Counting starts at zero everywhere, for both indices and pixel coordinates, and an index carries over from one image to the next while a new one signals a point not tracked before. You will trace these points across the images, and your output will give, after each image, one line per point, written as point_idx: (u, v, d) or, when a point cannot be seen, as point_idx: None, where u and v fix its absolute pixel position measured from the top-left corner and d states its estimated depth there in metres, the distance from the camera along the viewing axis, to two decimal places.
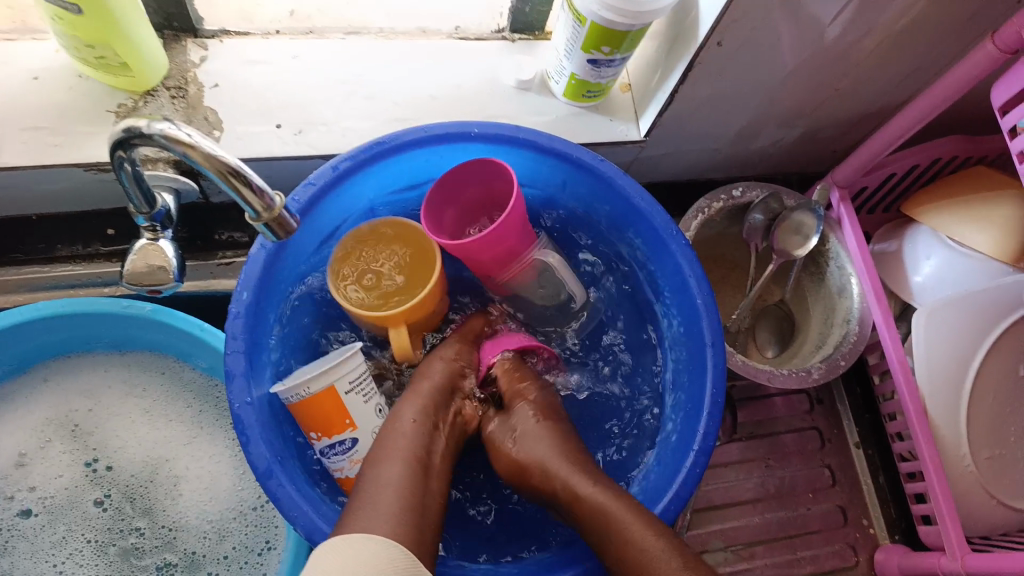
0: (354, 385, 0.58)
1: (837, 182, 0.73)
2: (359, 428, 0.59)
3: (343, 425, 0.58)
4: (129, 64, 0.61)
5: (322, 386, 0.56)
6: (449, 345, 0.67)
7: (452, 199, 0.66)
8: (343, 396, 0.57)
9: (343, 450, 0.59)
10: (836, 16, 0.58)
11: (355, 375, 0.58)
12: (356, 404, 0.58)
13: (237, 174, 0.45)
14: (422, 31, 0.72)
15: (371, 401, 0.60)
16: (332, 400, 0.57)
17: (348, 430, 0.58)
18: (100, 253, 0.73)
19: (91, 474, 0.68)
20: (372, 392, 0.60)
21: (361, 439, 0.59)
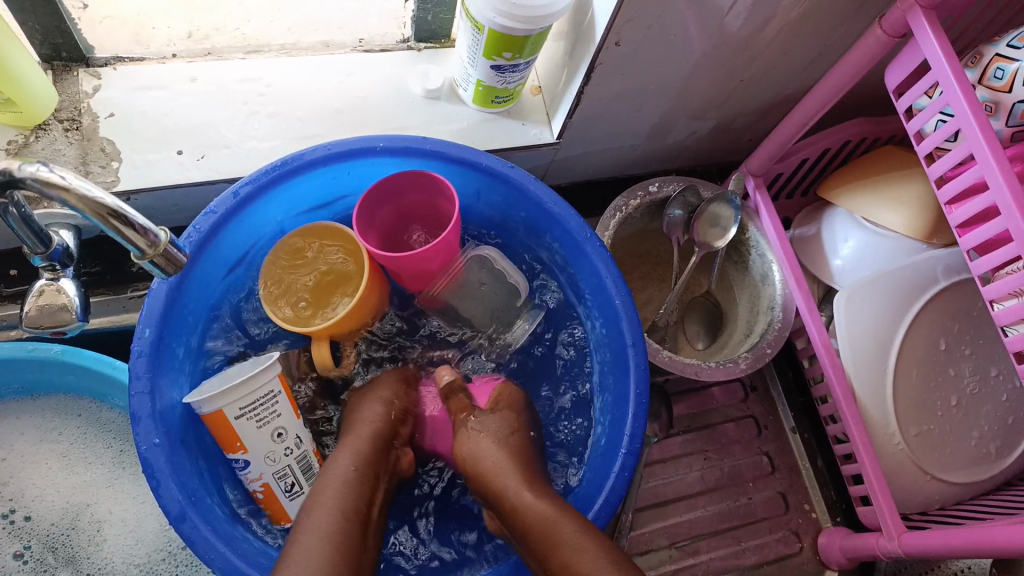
0: (245, 411, 0.54)
1: (752, 171, 0.73)
2: (250, 451, 0.55)
3: (233, 447, 0.55)
4: (14, 99, 0.59)
5: (210, 408, 0.53)
6: (388, 385, 0.65)
7: (370, 222, 0.64)
8: (233, 422, 0.54)
9: (240, 468, 0.57)
10: (733, 6, 0.59)
11: (248, 401, 0.54)
12: (249, 429, 0.55)
13: (121, 216, 0.44)
14: (325, 46, 0.71)
15: (269, 426, 0.55)
16: (220, 423, 0.54)
17: (239, 452, 0.55)
18: (4, 295, 0.69)
19: (8, 526, 0.66)
20: (274, 416, 0.56)
21: (254, 462, 0.56)
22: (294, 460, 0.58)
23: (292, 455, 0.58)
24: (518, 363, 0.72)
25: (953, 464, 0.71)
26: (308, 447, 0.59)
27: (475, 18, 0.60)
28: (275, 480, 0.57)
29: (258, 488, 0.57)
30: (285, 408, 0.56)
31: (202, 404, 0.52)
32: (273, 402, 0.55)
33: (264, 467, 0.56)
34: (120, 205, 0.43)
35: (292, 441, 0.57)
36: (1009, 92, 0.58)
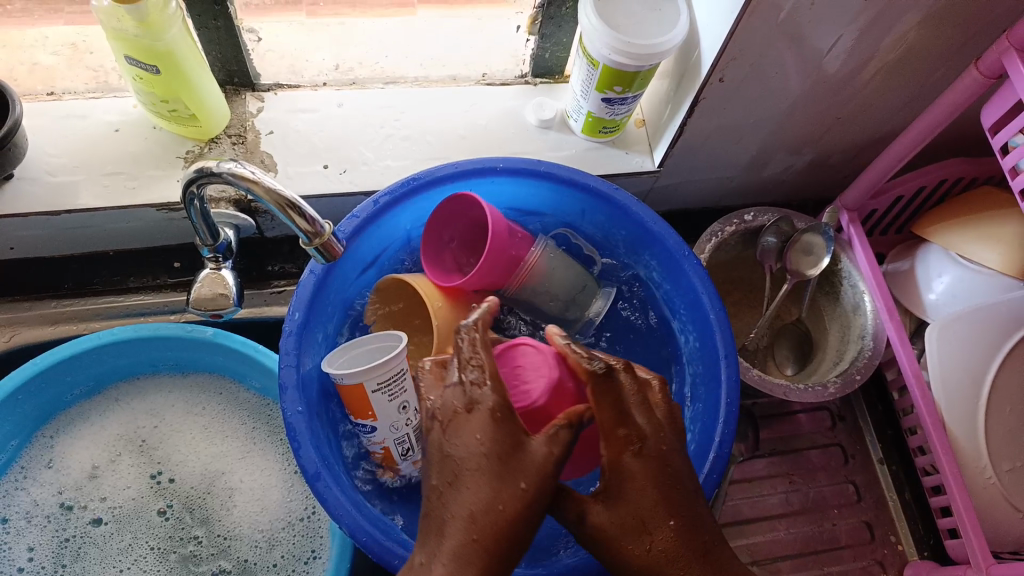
0: (381, 386, 0.61)
1: (847, 206, 0.77)
2: (379, 419, 0.62)
3: (366, 414, 0.62)
4: (197, 115, 0.70)
5: (353, 380, 0.59)
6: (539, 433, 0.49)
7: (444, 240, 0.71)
8: (370, 394, 0.60)
9: (365, 432, 0.64)
10: (833, 46, 0.64)
11: (385, 377, 0.60)
12: (381, 401, 0.61)
13: (294, 206, 0.54)
14: (452, 79, 0.80)
15: (397, 399, 0.63)
16: (357, 395, 0.60)
17: (369, 419, 0.62)
18: (168, 284, 0.80)
19: (155, 485, 0.75)
20: (402, 391, 0.63)
21: (379, 428, 0.63)
22: (411, 429, 0.65)
23: (411, 425, 0.65)
24: None
25: None
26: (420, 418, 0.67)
27: (590, 54, 0.68)
28: (395, 444, 0.65)
29: (378, 449, 0.65)
30: (408, 384, 0.64)
31: (346, 377, 0.59)
32: (402, 379, 0.62)
33: (388, 432, 0.64)
34: (292, 192, 0.54)
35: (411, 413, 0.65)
36: None
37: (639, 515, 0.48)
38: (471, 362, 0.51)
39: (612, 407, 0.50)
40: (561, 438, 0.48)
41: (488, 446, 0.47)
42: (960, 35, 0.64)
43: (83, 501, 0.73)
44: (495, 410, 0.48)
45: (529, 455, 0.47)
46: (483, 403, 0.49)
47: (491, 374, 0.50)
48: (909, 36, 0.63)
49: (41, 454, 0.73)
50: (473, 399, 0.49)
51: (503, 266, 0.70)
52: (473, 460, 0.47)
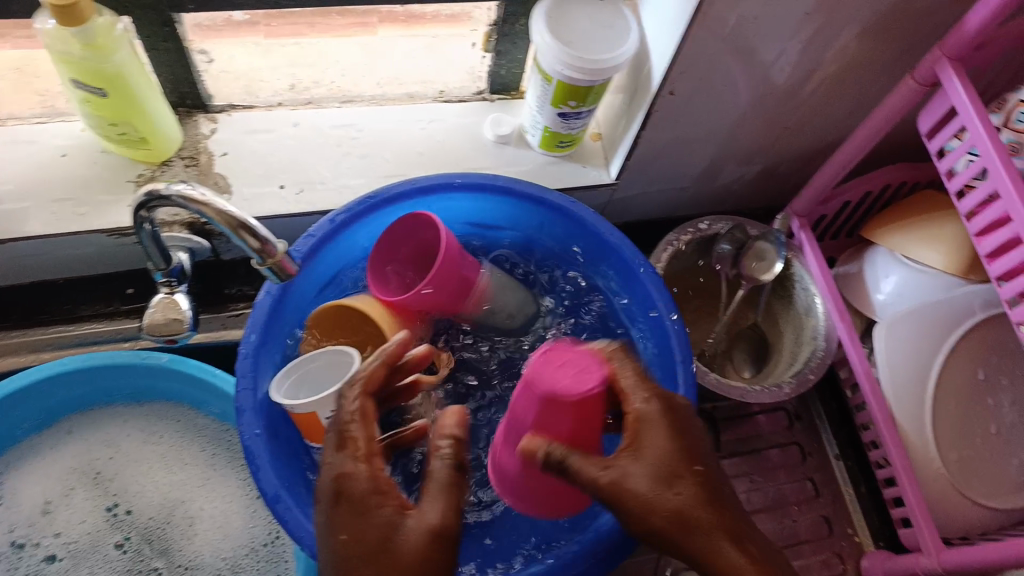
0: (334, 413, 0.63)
1: (797, 212, 0.80)
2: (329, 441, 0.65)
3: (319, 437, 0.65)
4: (148, 137, 0.69)
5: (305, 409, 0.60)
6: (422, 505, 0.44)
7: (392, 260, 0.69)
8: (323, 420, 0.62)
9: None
10: (777, 60, 0.66)
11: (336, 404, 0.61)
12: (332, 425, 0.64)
13: (246, 227, 0.54)
14: (410, 97, 0.80)
15: None
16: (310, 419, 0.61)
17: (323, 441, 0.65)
18: (121, 311, 0.79)
19: (112, 518, 0.73)
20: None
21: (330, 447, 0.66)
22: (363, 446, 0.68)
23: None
24: None
25: (995, 491, 0.74)
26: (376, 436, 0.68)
27: (544, 69, 0.69)
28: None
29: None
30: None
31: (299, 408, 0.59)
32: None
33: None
34: (244, 213, 0.54)
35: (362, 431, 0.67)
36: None
37: (670, 467, 0.46)
38: (347, 440, 0.48)
39: (667, 399, 0.50)
40: (437, 493, 0.44)
41: (361, 545, 0.44)
42: (894, 47, 0.67)
43: (36, 538, 0.71)
44: (359, 498, 0.46)
45: (401, 542, 0.43)
46: (351, 492, 0.46)
47: (366, 452, 0.48)
48: (847, 49, 0.66)
49: None
50: (342, 496, 0.46)
51: (450, 286, 0.68)
52: (342, 560, 0.44)
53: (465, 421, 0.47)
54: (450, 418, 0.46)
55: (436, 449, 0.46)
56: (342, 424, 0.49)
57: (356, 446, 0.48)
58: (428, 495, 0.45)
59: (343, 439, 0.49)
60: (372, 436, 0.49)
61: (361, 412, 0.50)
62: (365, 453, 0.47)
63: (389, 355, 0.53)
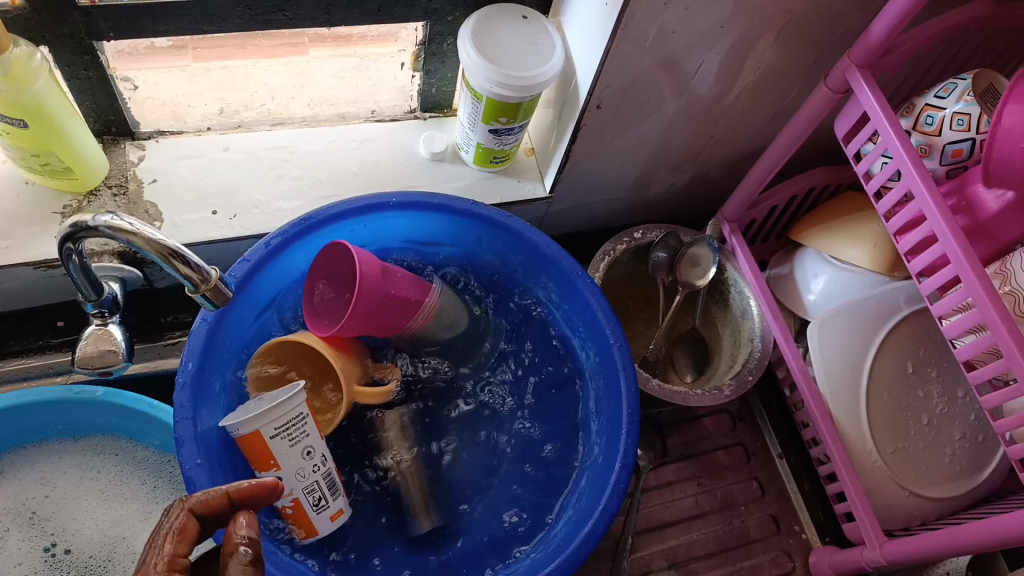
0: (280, 431, 0.57)
1: (727, 218, 0.82)
2: (283, 467, 0.58)
3: (269, 465, 0.58)
4: (72, 167, 0.68)
5: (248, 429, 0.56)
6: None
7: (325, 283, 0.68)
8: (269, 441, 0.57)
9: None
10: (699, 70, 0.68)
11: (282, 421, 0.57)
12: (281, 446, 0.58)
13: (177, 255, 0.53)
14: (341, 117, 0.81)
15: (300, 444, 0.59)
16: (257, 444, 0.57)
17: (272, 470, 0.58)
18: (52, 344, 0.77)
19: (50, 558, 0.71)
20: (304, 436, 0.59)
21: (285, 479, 0.59)
22: (321, 476, 0.61)
23: (319, 472, 0.61)
24: (516, 399, 0.76)
25: (931, 481, 0.76)
26: (330, 465, 0.63)
27: (474, 88, 0.69)
28: (305, 494, 0.60)
29: (288, 505, 0.60)
30: (312, 429, 0.60)
31: (240, 426, 0.55)
32: (303, 423, 0.59)
33: (295, 482, 0.59)
34: (176, 241, 0.53)
35: (319, 459, 0.61)
36: (939, 136, 0.64)
37: None
38: (150, 552, 0.44)
39: None
40: None
41: None
42: (809, 56, 0.70)
43: None
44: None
45: None
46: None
47: (167, 565, 0.43)
48: (765, 59, 0.69)
49: None
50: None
51: (375, 303, 0.65)
52: None
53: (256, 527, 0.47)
54: (242, 521, 0.46)
55: (232, 550, 0.45)
56: (154, 538, 0.44)
57: (155, 562, 0.43)
58: None
59: (147, 556, 0.44)
60: (178, 556, 0.44)
61: (177, 526, 0.45)
62: (163, 570, 0.43)
63: (238, 488, 0.48)
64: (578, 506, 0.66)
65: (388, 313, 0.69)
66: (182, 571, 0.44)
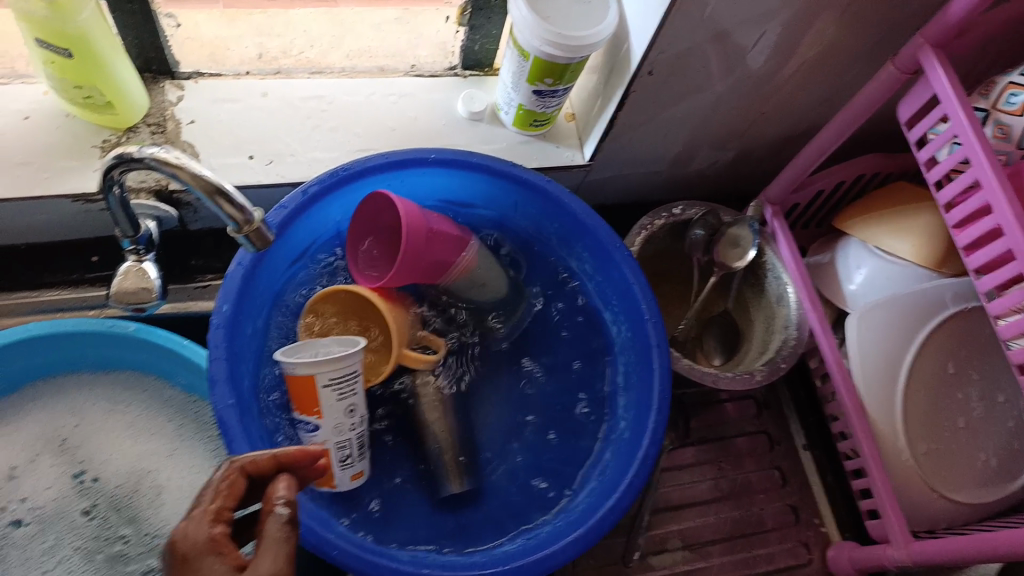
0: (334, 381, 0.60)
1: (770, 200, 0.79)
2: (325, 416, 0.61)
3: (311, 410, 0.61)
4: (114, 102, 0.68)
5: (304, 371, 0.59)
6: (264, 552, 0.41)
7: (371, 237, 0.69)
8: (320, 389, 0.60)
9: (308, 430, 0.63)
10: (757, 43, 0.65)
11: (338, 374, 0.60)
12: (331, 398, 0.61)
13: (220, 192, 0.53)
14: (381, 70, 0.79)
15: (346, 401, 0.62)
16: (307, 386, 0.60)
17: (314, 416, 0.61)
18: (86, 279, 0.77)
19: (78, 485, 0.73)
20: (352, 392, 0.62)
21: (323, 427, 0.62)
22: (355, 435, 0.64)
23: (355, 431, 0.64)
24: (543, 368, 0.76)
25: (961, 483, 0.73)
26: (364, 428, 0.66)
27: (520, 46, 0.67)
28: (336, 449, 0.63)
29: None
30: (360, 387, 0.63)
31: (297, 367, 0.58)
32: (354, 381, 0.62)
33: (331, 434, 0.62)
34: (220, 178, 0.53)
35: (358, 418, 0.64)
36: (1019, 116, 0.60)
37: None
38: (196, 503, 0.43)
39: None
40: (276, 541, 0.41)
41: None
42: (876, 34, 0.66)
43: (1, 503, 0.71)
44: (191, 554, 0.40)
45: None
46: (185, 543, 0.41)
47: (213, 514, 0.42)
48: (829, 32, 0.65)
49: None
50: (172, 550, 0.41)
51: (422, 243, 0.66)
52: None
53: (296, 489, 0.45)
54: (284, 484, 0.45)
55: (271, 508, 0.43)
56: (203, 490, 0.44)
57: (202, 511, 0.42)
58: (265, 552, 0.41)
59: (194, 507, 0.43)
60: (225, 511, 0.43)
61: (226, 480, 0.44)
62: (208, 520, 0.42)
63: (287, 451, 0.47)
64: (602, 480, 0.66)
65: (431, 249, 0.68)
66: (227, 525, 0.43)
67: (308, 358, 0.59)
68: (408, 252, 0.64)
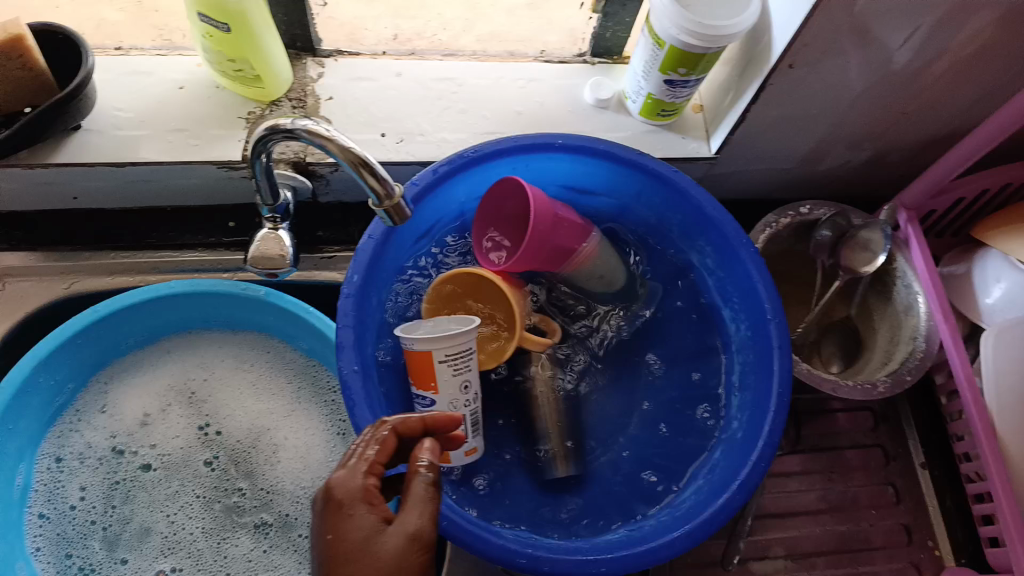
0: (449, 357, 0.61)
1: (905, 204, 0.75)
2: (440, 392, 0.63)
3: (428, 385, 0.63)
4: (261, 76, 0.71)
5: (422, 347, 0.60)
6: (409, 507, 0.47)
7: (496, 227, 0.72)
8: (436, 364, 0.61)
9: (425, 405, 0.65)
10: (907, 38, 0.62)
11: (454, 350, 0.62)
12: (447, 374, 0.62)
13: (366, 165, 0.55)
14: (510, 55, 0.80)
15: (461, 376, 0.63)
16: (423, 361, 0.61)
17: (430, 391, 0.63)
18: (222, 243, 0.81)
19: (203, 437, 0.77)
20: (466, 369, 0.63)
21: (439, 403, 0.63)
22: (469, 411, 0.65)
23: (470, 406, 0.65)
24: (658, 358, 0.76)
25: None
26: (478, 406, 0.66)
27: (657, 34, 0.66)
28: None
29: None
30: (474, 364, 0.64)
31: (416, 342, 0.60)
32: (469, 356, 0.63)
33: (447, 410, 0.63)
34: (363, 150, 0.54)
35: (473, 394, 0.65)
36: None
37: None
38: (352, 455, 0.49)
39: None
40: (418, 500, 0.47)
41: (344, 545, 0.46)
42: None
43: (135, 447, 0.76)
44: (345, 501, 0.47)
45: (382, 546, 0.45)
46: (343, 492, 0.47)
47: (367, 467, 0.48)
48: (990, 30, 0.61)
49: (95, 399, 0.76)
50: (331, 495, 0.47)
51: (547, 226, 0.68)
52: (335, 558, 0.45)
53: (439, 453, 0.50)
54: (426, 447, 0.50)
55: (417, 470, 0.48)
56: (358, 445, 0.49)
57: (357, 463, 0.48)
58: (410, 507, 0.47)
59: (351, 457, 0.49)
60: (377, 465, 0.49)
61: (378, 438, 0.49)
62: (363, 473, 0.48)
63: (432, 416, 0.52)
64: (711, 477, 0.64)
65: (555, 233, 0.70)
66: (378, 477, 0.49)
67: (428, 333, 0.60)
68: (535, 233, 0.66)
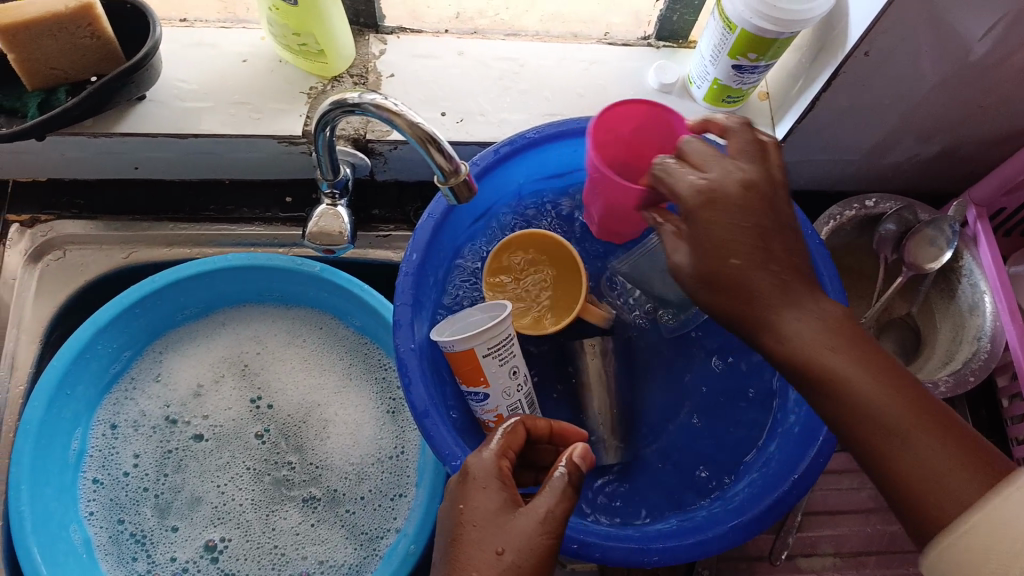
0: (491, 351, 0.60)
1: (975, 200, 0.75)
2: (491, 386, 0.62)
3: (478, 381, 0.62)
4: (326, 52, 0.70)
5: (462, 347, 0.59)
6: (546, 492, 0.48)
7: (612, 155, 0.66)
8: (480, 359, 0.60)
9: (477, 400, 0.64)
10: (990, 29, 0.60)
11: (494, 341, 0.60)
12: (493, 368, 0.61)
13: (432, 141, 0.53)
14: (574, 36, 0.80)
15: (507, 364, 0.62)
16: (466, 360, 0.60)
17: (481, 386, 0.62)
18: (278, 219, 0.81)
19: (254, 409, 0.78)
20: (510, 356, 0.63)
21: (491, 396, 0.63)
22: (523, 395, 0.65)
23: (521, 391, 0.65)
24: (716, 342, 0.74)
25: None
26: (529, 385, 0.67)
27: (728, 18, 0.64)
28: (508, 412, 0.64)
29: (491, 419, 0.64)
30: (515, 349, 0.63)
31: (456, 343, 0.59)
32: (509, 344, 0.62)
33: (501, 400, 0.63)
34: (431, 125, 0.53)
35: (521, 379, 0.64)
36: None
37: None
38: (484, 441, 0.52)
39: None
40: (554, 489, 0.48)
41: (476, 512, 0.47)
42: None
43: (188, 417, 0.77)
44: (480, 478, 0.49)
45: (515, 519, 0.47)
46: (472, 468, 0.49)
47: (499, 450, 0.51)
48: None
49: (150, 368, 0.77)
50: (466, 471, 0.50)
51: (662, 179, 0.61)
52: (467, 528, 0.47)
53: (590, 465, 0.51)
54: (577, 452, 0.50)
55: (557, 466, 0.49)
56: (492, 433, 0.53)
57: (491, 447, 0.51)
58: (545, 492, 0.48)
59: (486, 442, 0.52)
60: (509, 451, 0.52)
61: (510, 428, 0.53)
62: (496, 454, 0.51)
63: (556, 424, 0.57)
64: (765, 472, 0.63)
65: None
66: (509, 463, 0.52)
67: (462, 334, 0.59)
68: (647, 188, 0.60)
